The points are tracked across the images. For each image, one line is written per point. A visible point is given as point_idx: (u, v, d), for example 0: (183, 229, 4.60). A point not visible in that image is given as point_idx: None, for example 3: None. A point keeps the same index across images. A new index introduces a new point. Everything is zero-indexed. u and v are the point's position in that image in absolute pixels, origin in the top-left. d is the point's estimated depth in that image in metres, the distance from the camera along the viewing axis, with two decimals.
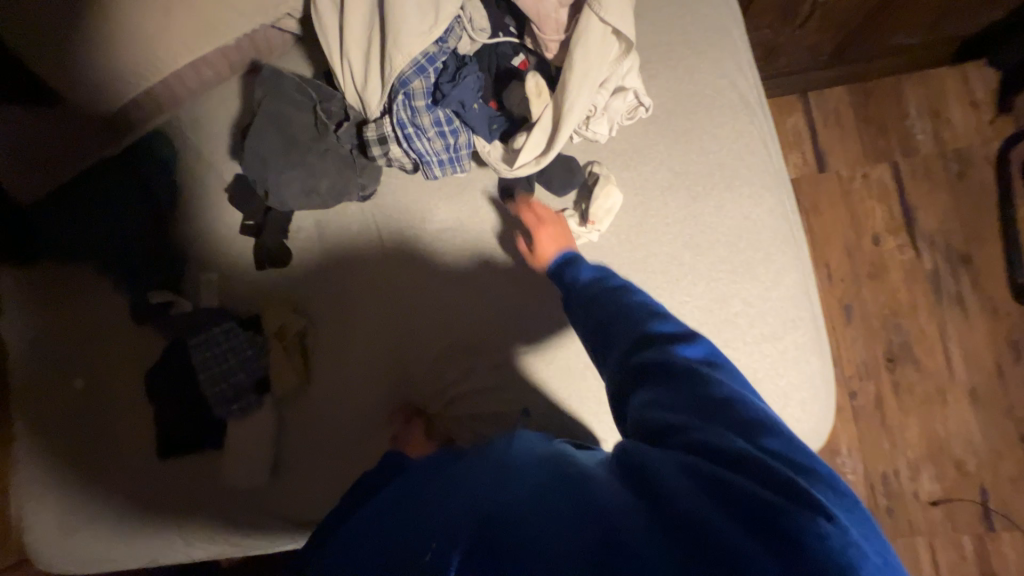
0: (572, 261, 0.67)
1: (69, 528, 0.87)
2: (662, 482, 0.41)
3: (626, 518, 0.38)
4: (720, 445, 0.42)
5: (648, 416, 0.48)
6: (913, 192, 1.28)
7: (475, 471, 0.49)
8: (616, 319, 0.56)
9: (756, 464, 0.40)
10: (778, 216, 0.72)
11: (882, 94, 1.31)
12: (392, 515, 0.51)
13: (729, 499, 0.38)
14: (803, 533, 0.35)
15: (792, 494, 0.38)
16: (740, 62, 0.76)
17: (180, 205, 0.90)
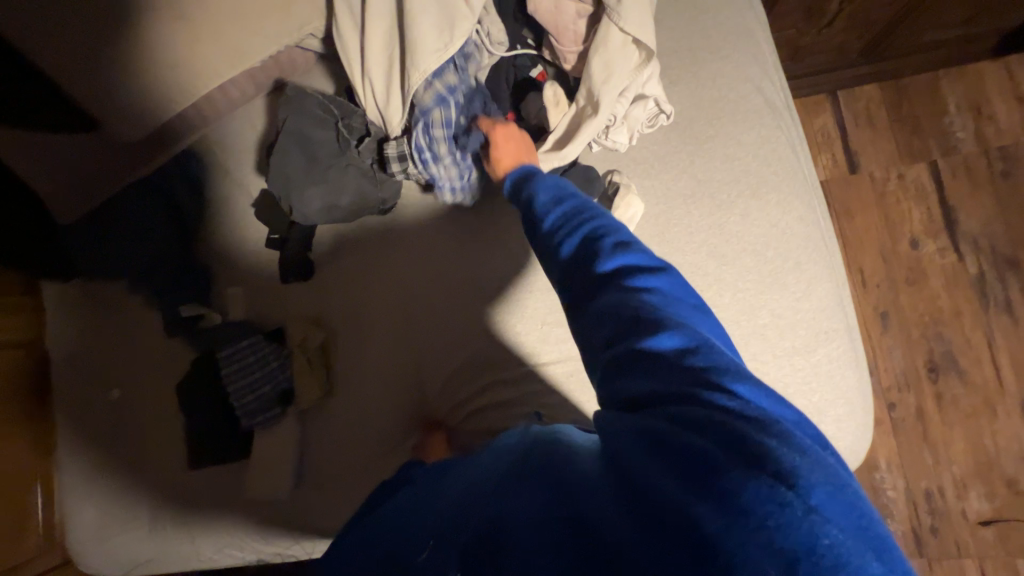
0: (530, 185, 0.61)
1: (106, 534, 0.90)
2: (622, 458, 0.37)
3: (587, 508, 0.36)
4: (678, 409, 0.37)
5: (613, 381, 0.43)
6: (954, 193, 1.22)
7: (479, 472, 0.49)
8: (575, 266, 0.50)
9: (714, 424, 0.35)
10: (808, 223, 0.70)
11: (918, 91, 1.25)
12: (403, 522, 0.50)
13: (682, 469, 0.34)
14: (759, 506, 0.30)
15: (751, 458, 0.32)
16: (765, 66, 0.74)
17: (210, 221, 0.94)
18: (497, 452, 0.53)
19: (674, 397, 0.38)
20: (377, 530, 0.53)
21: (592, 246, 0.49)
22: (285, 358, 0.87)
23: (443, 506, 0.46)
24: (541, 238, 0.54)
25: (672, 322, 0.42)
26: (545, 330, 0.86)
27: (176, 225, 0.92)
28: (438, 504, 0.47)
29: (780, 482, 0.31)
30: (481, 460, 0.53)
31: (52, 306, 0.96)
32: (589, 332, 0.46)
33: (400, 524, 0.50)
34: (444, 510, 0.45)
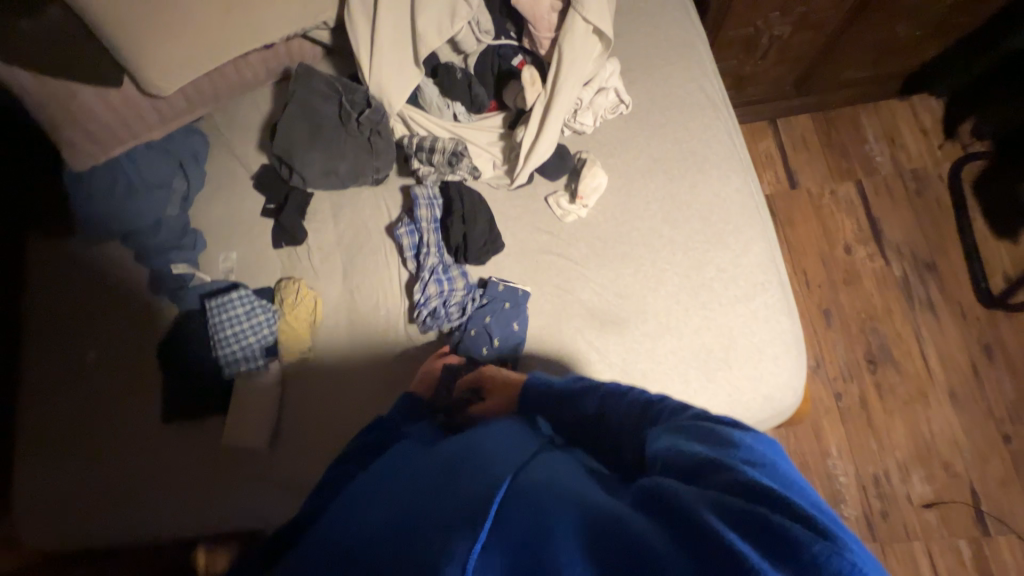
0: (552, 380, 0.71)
1: (68, 496, 0.87)
2: (682, 506, 0.41)
3: (640, 537, 0.39)
4: (740, 477, 0.42)
5: (671, 454, 0.49)
6: (877, 207, 1.40)
7: (497, 464, 0.52)
8: (634, 406, 0.60)
9: (775, 493, 0.39)
10: (744, 194, 0.82)
11: (842, 122, 1.46)
12: (406, 487, 0.53)
13: (741, 519, 0.38)
14: (820, 566, 0.34)
15: (813, 523, 0.36)
16: (706, 70, 0.89)
17: (211, 189, 1.00)
18: (513, 450, 0.56)
19: (736, 469, 0.43)
20: (382, 485, 0.56)
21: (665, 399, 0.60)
22: (275, 313, 0.90)
23: (448, 492, 0.48)
24: (610, 394, 0.63)
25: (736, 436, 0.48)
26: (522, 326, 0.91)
27: (178, 192, 0.97)
28: (446, 484, 0.50)
29: (837, 545, 0.34)
30: (479, 463, 0.53)
31: (39, 264, 0.98)
32: (656, 433, 0.54)
33: (404, 490, 0.53)
34: (454, 494, 0.48)
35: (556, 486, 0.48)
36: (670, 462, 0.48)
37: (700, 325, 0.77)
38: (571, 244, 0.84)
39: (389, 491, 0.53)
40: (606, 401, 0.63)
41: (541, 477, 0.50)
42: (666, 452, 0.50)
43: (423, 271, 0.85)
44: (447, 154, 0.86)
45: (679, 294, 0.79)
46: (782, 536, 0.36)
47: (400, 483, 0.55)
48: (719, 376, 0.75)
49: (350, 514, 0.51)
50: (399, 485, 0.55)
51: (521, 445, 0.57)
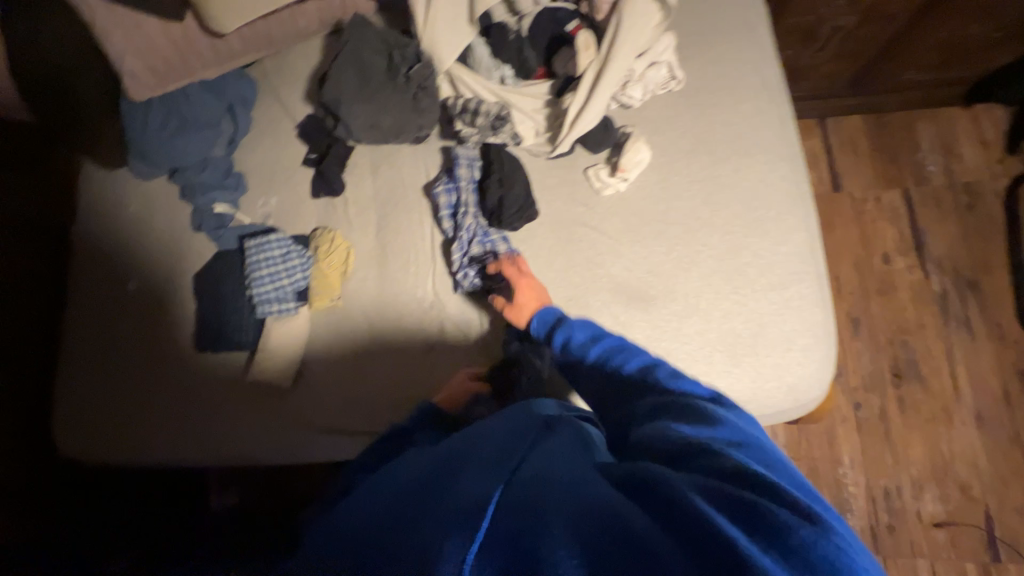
0: (559, 320, 0.74)
1: (104, 412, 0.92)
2: (669, 488, 0.42)
3: (628, 522, 0.40)
4: (730, 464, 0.43)
5: (662, 438, 0.50)
6: (922, 218, 1.35)
7: (491, 452, 0.54)
8: (622, 381, 0.63)
9: (763, 481, 0.41)
10: (791, 182, 0.80)
11: (896, 126, 1.40)
12: (407, 488, 0.55)
13: (731, 504, 0.39)
14: (807, 549, 0.35)
15: (800, 508, 0.38)
16: (765, 53, 0.86)
17: (256, 134, 1.02)
18: (507, 430, 0.57)
19: (726, 456, 0.44)
20: (388, 486, 0.58)
21: (650, 372, 0.62)
22: (309, 260, 0.92)
23: (447, 491, 0.50)
24: (598, 363, 0.67)
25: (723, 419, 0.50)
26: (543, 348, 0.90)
27: (224, 134, 0.99)
28: (445, 484, 0.51)
29: (822, 529, 0.36)
30: (478, 454, 0.54)
31: (89, 192, 1.02)
32: (644, 416, 0.56)
33: (406, 490, 0.54)
34: (449, 495, 0.49)
35: (551, 469, 0.49)
36: (661, 447, 0.49)
37: (730, 310, 0.76)
38: (606, 217, 0.84)
39: (399, 488, 0.55)
40: (594, 371, 0.67)
41: (536, 460, 0.51)
42: (657, 434, 0.51)
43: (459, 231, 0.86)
44: (491, 117, 0.86)
45: (711, 277, 0.78)
46: (770, 521, 0.37)
47: (402, 484, 0.56)
48: (744, 362, 0.74)
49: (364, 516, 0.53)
50: (402, 485, 0.56)
51: (520, 418, 0.58)
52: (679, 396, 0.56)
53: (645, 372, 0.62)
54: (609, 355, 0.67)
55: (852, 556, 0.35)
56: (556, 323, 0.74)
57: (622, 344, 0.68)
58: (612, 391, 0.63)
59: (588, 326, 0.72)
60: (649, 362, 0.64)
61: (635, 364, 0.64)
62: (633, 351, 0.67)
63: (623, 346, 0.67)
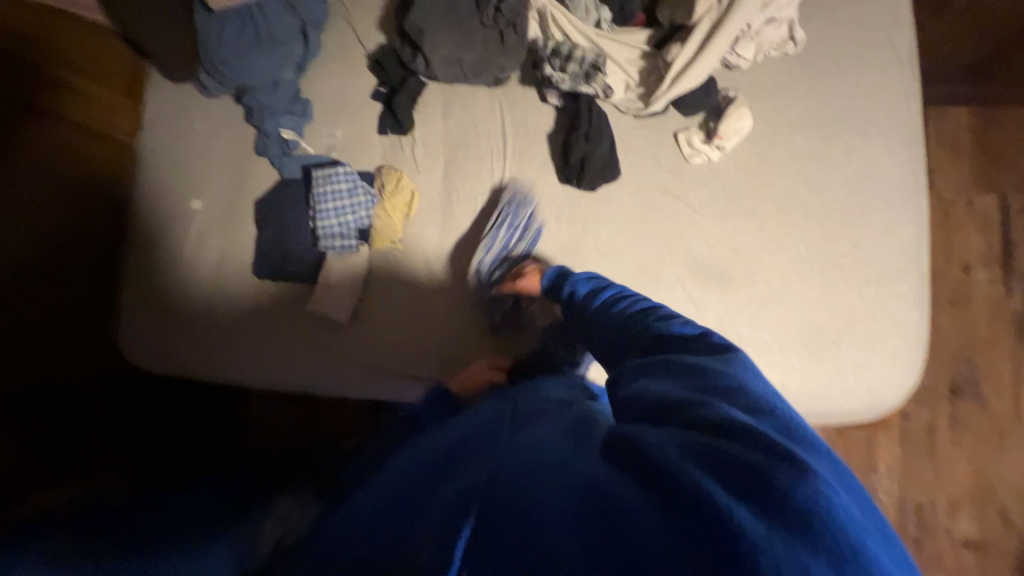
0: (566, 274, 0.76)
1: (164, 328, 0.95)
2: (647, 451, 0.41)
3: (614, 485, 0.40)
4: (709, 413, 0.42)
5: (646, 394, 0.50)
6: (1016, 229, 1.24)
7: (491, 432, 0.55)
8: (618, 329, 0.63)
9: (745, 431, 0.40)
10: (905, 171, 0.73)
11: (1008, 123, 1.26)
12: (398, 477, 0.54)
13: (712, 462, 0.38)
14: (785, 498, 0.34)
15: (780, 456, 0.37)
16: (900, 19, 0.76)
17: (327, 60, 0.98)
18: (492, 420, 0.58)
19: (703, 406, 0.43)
20: (380, 476, 0.56)
21: (644, 316, 0.61)
22: (373, 199, 0.90)
23: (438, 482, 0.49)
24: (599, 310, 0.67)
25: (707, 365, 0.49)
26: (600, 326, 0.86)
27: (294, 57, 0.95)
28: (436, 473, 0.51)
29: (801, 478, 0.35)
30: (480, 433, 0.56)
31: (159, 103, 1.01)
32: (634, 369, 0.55)
33: (400, 478, 0.53)
34: (439, 488, 0.48)
35: (534, 445, 0.49)
36: (641, 403, 0.49)
37: (816, 300, 0.72)
38: (692, 188, 0.78)
39: (412, 460, 0.57)
40: (596, 318, 0.67)
41: (518, 440, 0.51)
42: (640, 389, 0.51)
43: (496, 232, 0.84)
44: (584, 65, 0.80)
45: (801, 264, 0.73)
46: (752, 475, 0.36)
47: (395, 475, 0.54)
48: (823, 356, 0.70)
49: (380, 482, 0.55)
50: (394, 474, 0.55)
51: (522, 405, 0.61)
52: (667, 341, 0.55)
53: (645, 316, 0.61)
54: (607, 302, 0.68)
55: (832, 501, 0.34)
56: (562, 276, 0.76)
57: (618, 291, 0.69)
58: (612, 338, 0.63)
59: (591, 278, 0.74)
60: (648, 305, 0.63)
61: (632, 308, 0.64)
62: (633, 297, 0.67)
63: (620, 290, 0.67)
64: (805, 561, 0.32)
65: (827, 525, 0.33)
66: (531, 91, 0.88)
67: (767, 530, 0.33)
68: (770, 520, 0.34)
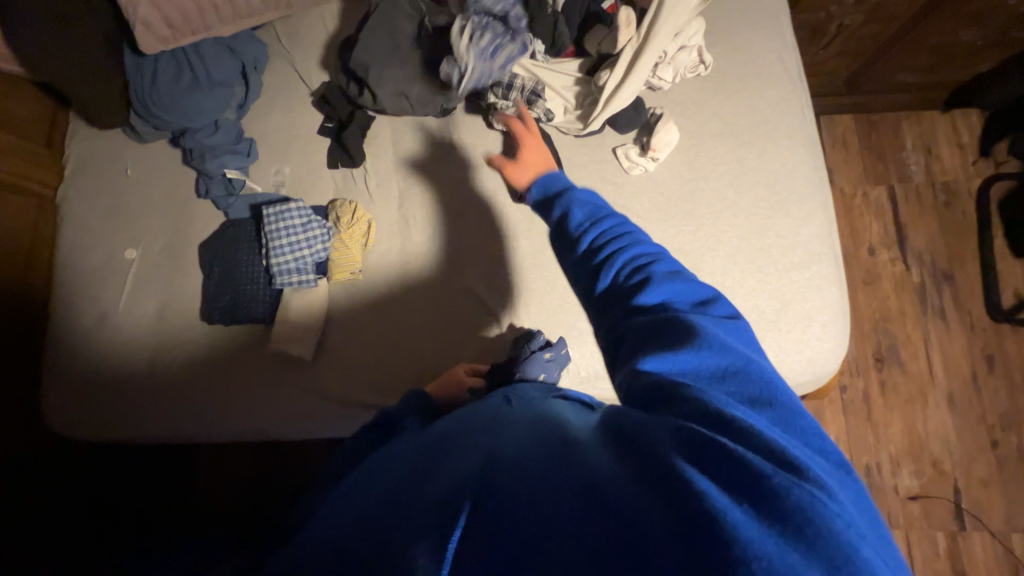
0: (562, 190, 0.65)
1: (102, 387, 0.87)
2: (647, 449, 0.38)
3: (604, 483, 0.37)
4: (709, 406, 0.39)
5: (641, 370, 0.46)
6: (905, 213, 1.43)
7: (478, 432, 0.52)
8: (614, 282, 0.56)
9: (746, 425, 0.37)
10: (810, 168, 0.84)
11: (883, 126, 1.48)
12: (388, 475, 0.53)
13: (708, 454, 0.35)
14: (782, 499, 0.31)
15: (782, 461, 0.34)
16: (786, 43, 0.89)
17: (269, 99, 0.98)
18: (480, 421, 0.55)
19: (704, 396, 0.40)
20: (368, 477, 0.56)
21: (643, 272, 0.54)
22: (329, 230, 0.89)
23: (425, 482, 0.47)
24: (588, 252, 0.59)
25: (712, 344, 0.45)
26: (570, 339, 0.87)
27: (235, 97, 0.94)
28: (418, 478, 0.49)
29: (800, 480, 0.32)
30: (466, 433, 0.53)
31: (82, 156, 0.97)
32: (631, 334, 0.51)
33: (387, 486, 0.51)
34: (428, 482, 0.46)
35: (528, 437, 0.47)
36: (638, 386, 0.46)
37: (754, 288, 0.79)
38: (635, 197, 0.85)
39: (390, 470, 0.54)
40: (576, 267, 0.61)
41: (513, 433, 0.49)
42: (635, 366, 0.47)
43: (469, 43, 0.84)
44: (525, 91, 0.86)
45: (737, 256, 0.81)
46: (748, 470, 0.33)
47: (382, 484, 0.53)
48: (767, 337, 0.77)
49: (359, 493, 0.53)
50: (381, 482, 0.53)
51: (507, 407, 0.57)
52: (667, 307, 0.51)
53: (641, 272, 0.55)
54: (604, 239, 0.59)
55: (834, 511, 0.31)
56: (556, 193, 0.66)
57: (623, 228, 0.59)
58: (603, 296, 0.57)
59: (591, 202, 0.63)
60: (652, 257, 0.56)
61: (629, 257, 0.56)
62: (635, 241, 0.58)
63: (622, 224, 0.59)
64: (799, 565, 0.28)
65: (825, 531, 0.30)
66: (477, 117, 0.93)
67: (763, 534, 0.30)
68: (764, 522, 0.31)
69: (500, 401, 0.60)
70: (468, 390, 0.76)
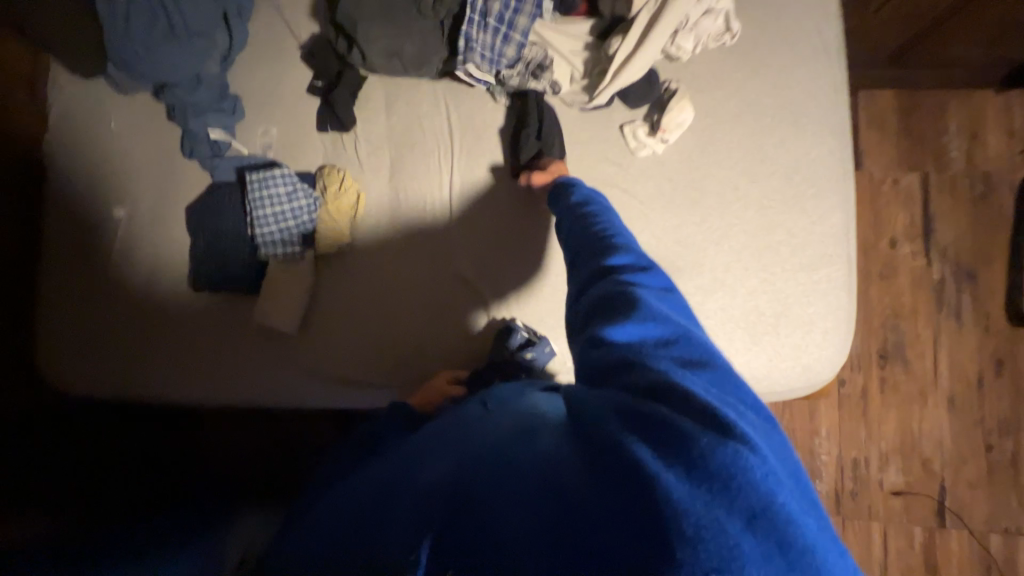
0: (571, 185, 0.72)
1: (91, 346, 0.87)
2: (593, 420, 0.43)
3: (558, 463, 0.42)
4: (652, 374, 0.44)
5: (592, 347, 0.50)
6: (936, 204, 1.34)
7: (451, 427, 0.55)
8: (578, 262, 0.60)
9: (682, 391, 0.41)
10: (833, 160, 0.77)
11: (927, 106, 1.35)
12: (368, 482, 0.55)
13: (644, 423, 0.40)
14: (708, 458, 0.36)
15: (710, 419, 0.38)
16: (827, 11, 0.79)
17: (255, 51, 0.91)
18: (456, 418, 0.57)
19: (645, 367, 0.45)
20: (355, 479, 0.58)
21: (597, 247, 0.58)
22: (315, 201, 0.85)
23: (408, 478, 0.50)
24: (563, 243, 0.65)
25: (655, 313, 0.49)
26: (558, 329, 0.84)
27: (218, 48, 0.88)
28: (395, 481, 0.51)
29: (725, 437, 0.37)
30: (440, 429, 0.56)
31: (66, 108, 0.91)
32: (584, 308, 0.55)
33: (374, 485, 0.53)
34: (406, 486, 0.48)
35: (497, 427, 0.50)
36: (589, 356, 0.50)
37: (755, 288, 0.75)
38: (639, 181, 0.79)
39: (369, 477, 0.56)
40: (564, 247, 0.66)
41: (483, 425, 0.52)
42: (592, 333, 0.51)
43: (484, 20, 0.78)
44: (529, 64, 0.81)
45: (742, 253, 0.76)
46: (678, 436, 0.38)
47: (367, 488, 0.54)
48: (763, 340, 0.74)
49: (344, 502, 0.55)
50: (367, 484, 0.55)
51: (475, 399, 0.60)
52: (625, 277, 0.54)
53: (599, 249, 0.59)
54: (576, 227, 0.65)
55: (754, 458, 0.35)
56: (565, 188, 0.71)
57: (602, 211, 0.65)
58: (575, 253, 0.63)
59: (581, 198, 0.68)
60: (613, 231, 0.61)
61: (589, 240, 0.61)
62: (609, 219, 0.64)
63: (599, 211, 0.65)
64: (722, 521, 0.34)
65: (745, 485, 0.34)
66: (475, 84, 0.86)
67: (692, 497, 0.35)
68: (693, 483, 0.35)
69: (478, 406, 0.58)
70: (451, 397, 0.75)
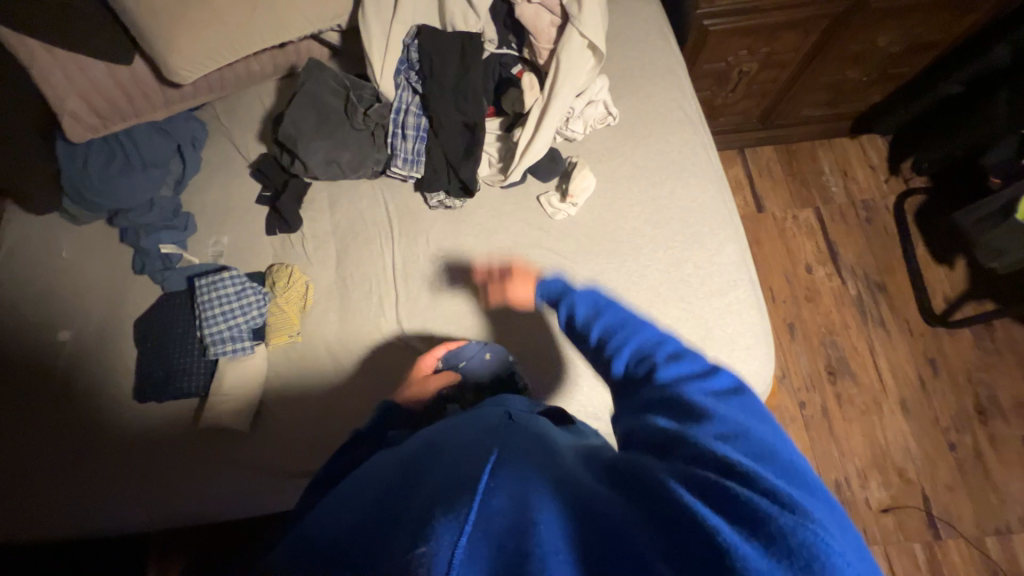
0: (560, 295, 0.68)
1: (24, 481, 0.82)
2: (653, 487, 0.38)
3: (615, 514, 0.36)
4: (709, 449, 0.40)
5: (643, 433, 0.47)
6: (833, 231, 1.53)
7: (470, 438, 0.47)
8: (622, 381, 0.56)
9: (749, 470, 0.37)
10: (718, 201, 0.90)
11: (801, 154, 1.60)
12: (363, 486, 0.48)
13: (713, 495, 0.35)
14: (788, 538, 0.32)
15: (785, 501, 0.34)
16: (684, 91, 0.98)
17: (208, 174, 1.01)
18: (474, 423, 0.51)
19: (699, 438, 0.41)
20: (345, 487, 0.49)
21: (645, 360, 0.54)
22: (265, 296, 0.90)
23: (418, 484, 0.43)
24: (594, 353, 0.61)
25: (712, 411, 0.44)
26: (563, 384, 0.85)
27: (172, 175, 0.98)
28: (398, 485, 0.44)
29: (802, 518, 0.33)
30: (452, 436, 0.49)
31: (18, 245, 0.95)
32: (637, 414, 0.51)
33: (368, 496, 0.45)
34: (421, 488, 0.41)
35: (531, 446, 0.45)
36: (639, 440, 0.47)
37: (679, 318, 0.83)
38: (560, 240, 0.89)
39: (366, 481, 0.48)
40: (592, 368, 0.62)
41: (511, 439, 0.46)
42: (645, 427, 0.47)
43: (401, 131, 0.94)
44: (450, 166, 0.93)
45: (660, 289, 0.84)
46: (750, 509, 0.34)
47: (365, 493, 0.46)
48: None
49: (340, 500, 0.47)
50: (369, 482, 0.48)
51: (485, 413, 0.53)
52: (673, 387, 0.49)
53: (644, 359, 0.55)
54: (611, 328, 0.60)
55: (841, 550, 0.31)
56: (560, 297, 0.68)
57: (623, 317, 0.60)
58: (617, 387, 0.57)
59: (590, 297, 0.64)
60: (657, 336, 0.56)
61: (633, 353, 0.56)
62: (634, 333, 0.58)
63: (621, 321, 0.59)
64: None
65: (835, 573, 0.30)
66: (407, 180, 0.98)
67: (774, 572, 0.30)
68: (773, 558, 0.31)
69: (500, 415, 0.53)
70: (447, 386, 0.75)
